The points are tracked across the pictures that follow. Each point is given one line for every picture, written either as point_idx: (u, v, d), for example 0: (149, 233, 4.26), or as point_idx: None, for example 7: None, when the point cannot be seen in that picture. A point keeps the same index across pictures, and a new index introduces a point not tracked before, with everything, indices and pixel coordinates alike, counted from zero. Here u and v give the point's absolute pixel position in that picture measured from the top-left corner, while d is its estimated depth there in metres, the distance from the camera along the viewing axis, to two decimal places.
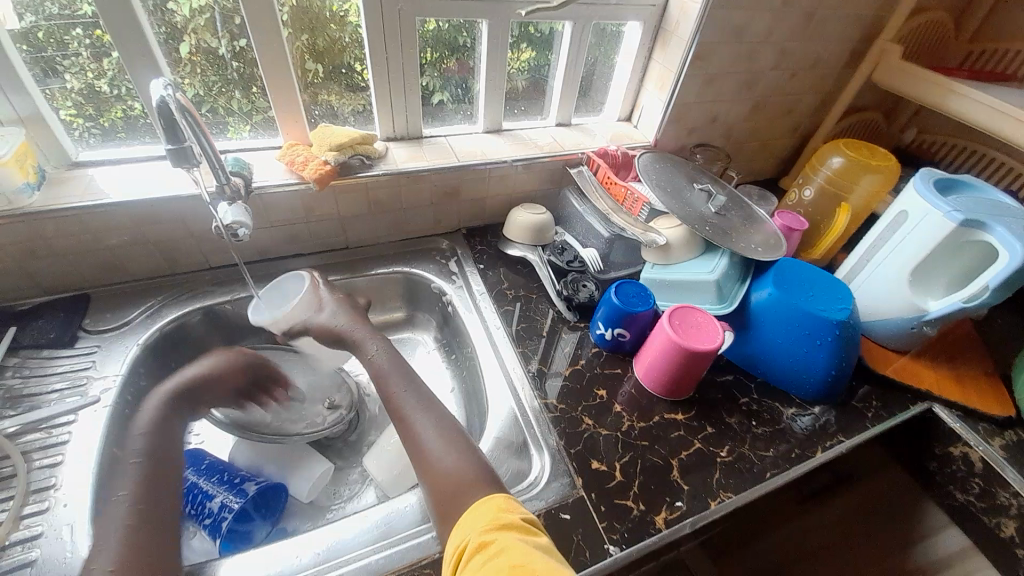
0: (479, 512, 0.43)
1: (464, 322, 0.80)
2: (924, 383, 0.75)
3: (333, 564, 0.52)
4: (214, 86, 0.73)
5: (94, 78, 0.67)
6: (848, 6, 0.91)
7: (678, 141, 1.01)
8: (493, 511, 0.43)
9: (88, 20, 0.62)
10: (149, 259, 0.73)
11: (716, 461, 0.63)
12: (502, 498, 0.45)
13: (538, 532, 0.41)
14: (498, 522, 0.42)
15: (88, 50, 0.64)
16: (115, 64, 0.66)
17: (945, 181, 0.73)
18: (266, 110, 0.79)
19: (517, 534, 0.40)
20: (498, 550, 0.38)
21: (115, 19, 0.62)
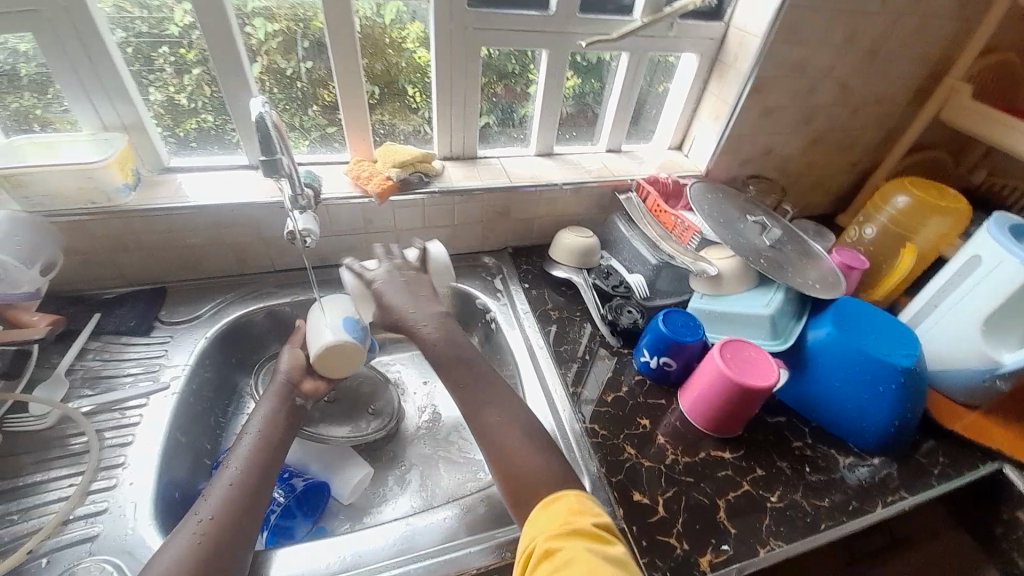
0: (550, 515, 0.46)
1: (507, 339, 0.80)
2: (995, 441, 0.69)
3: (368, 569, 0.52)
4: (280, 103, 0.79)
5: (175, 91, 0.73)
6: (914, 43, 0.89)
7: (729, 172, 1.00)
8: (564, 514, 0.45)
9: (174, 39, 0.69)
10: (219, 259, 0.79)
11: (765, 506, 0.60)
12: (575, 499, 0.47)
13: (609, 538, 0.42)
14: (569, 527, 0.44)
15: (172, 66, 0.71)
16: (194, 80, 0.73)
17: (1022, 228, 0.69)
18: (324, 127, 0.83)
19: (584, 542, 0.42)
20: (566, 557, 0.40)
21: (210, 43, 0.68)
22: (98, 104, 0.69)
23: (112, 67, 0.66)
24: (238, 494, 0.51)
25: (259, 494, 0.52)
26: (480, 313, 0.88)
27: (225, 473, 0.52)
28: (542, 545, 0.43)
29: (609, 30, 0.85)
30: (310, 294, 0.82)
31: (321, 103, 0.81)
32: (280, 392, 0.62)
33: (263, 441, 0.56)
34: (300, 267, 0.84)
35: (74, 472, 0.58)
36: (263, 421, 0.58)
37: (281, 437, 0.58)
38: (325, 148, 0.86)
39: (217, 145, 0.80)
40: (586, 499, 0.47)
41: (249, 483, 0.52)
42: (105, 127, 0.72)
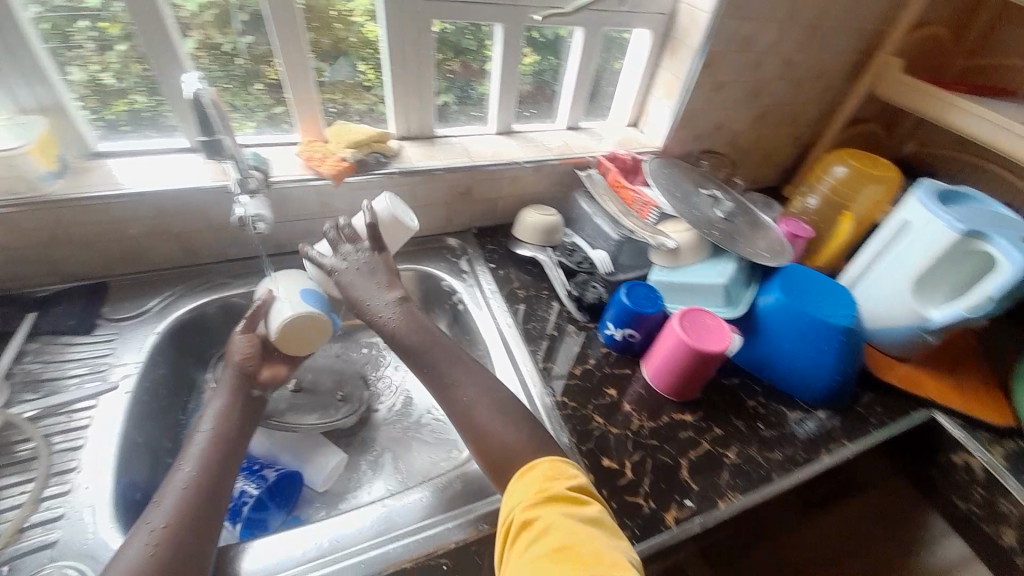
0: (528, 483, 0.48)
1: (475, 320, 0.81)
2: (925, 390, 0.77)
3: (348, 551, 0.53)
4: (219, 81, 0.73)
5: (99, 70, 0.66)
6: (850, 20, 0.93)
7: (685, 147, 1.03)
8: (540, 482, 0.47)
9: (95, 12, 0.62)
10: (164, 250, 0.74)
11: (724, 462, 0.64)
12: (551, 465, 0.49)
13: (584, 500, 0.45)
14: (547, 494, 0.46)
15: (94, 43, 0.64)
16: (120, 57, 0.66)
17: (948, 193, 0.75)
18: (270, 107, 0.79)
19: (561, 507, 0.45)
20: (543, 527, 0.43)
21: (136, 17, 0.63)
22: (8, 84, 0.62)
23: (21, 42, 0.60)
24: (194, 494, 0.49)
25: (218, 493, 0.51)
26: (447, 296, 0.87)
27: (179, 474, 0.51)
28: (523, 514, 0.45)
29: (563, 4, 0.84)
30: (267, 283, 0.79)
31: (266, 81, 0.76)
32: (233, 385, 0.60)
33: (218, 440, 0.54)
34: (252, 256, 0.80)
35: (22, 480, 0.55)
36: (216, 417, 0.56)
37: (238, 433, 0.57)
38: (272, 129, 0.81)
39: (152, 129, 0.74)
40: (562, 463, 0.50)
41: (207, 483, 0.50)
42: (21, 110, 0.65)
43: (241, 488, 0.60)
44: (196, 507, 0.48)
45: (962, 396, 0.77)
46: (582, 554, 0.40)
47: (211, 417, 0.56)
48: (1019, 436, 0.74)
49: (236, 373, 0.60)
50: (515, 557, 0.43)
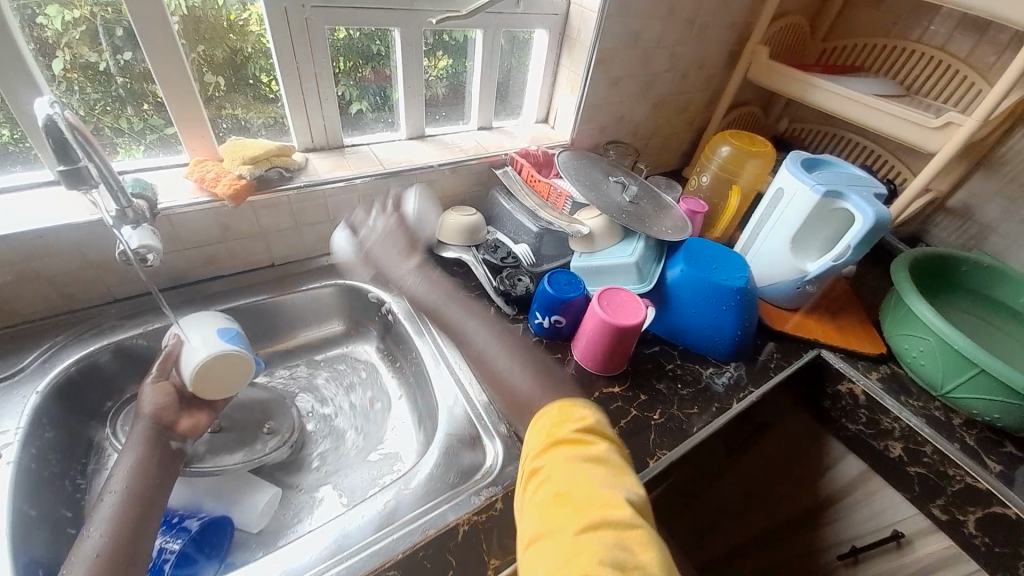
0: (537, 433, 0.49)
1: (406, 327, 0.81)
2: (813, 333, 0.88)
3: None
4: (97, 104, 0.68)
5: None
6: (721, 13, 1.04)
7: (592, 139, 1.09)
8: (547, 431, 0.49)
9: None
10: (42, 297, 0.66)
11: (650, 424, 0.69)
12: (558, 412, 0.50)
13: (585, 443, 0.46)
14: (553, 441, 0.47)
15: None
16: None
17: (811, 161, 0.86)
18: (159, 129, 0.73)
19: (563, 453, 0.46)
20: (545, 476, 0.44)
21: None
22: None
23: None
24: (109, 559, 0.45)
25: (133, 559, 0.46)
26: (375, 307, 0.86)
27: (83, 548, 0.46)
28: (532, 464, 0.47)
29: (460, 8, 0.86)
30: (170, 318, 0.73)
31: (150, 101, 0.70)
32: (148, 440, 0.56)
33: (130, 499, 0.50)
34: (147, 292, 0.74)
35: None
36: (127, 475, 0.52)
37: (154, 490, 0.53)
38: (160, 151, 0.76)
39: (13, 162, 0.66)
40: (572, 407, 0.51)
41: (121, 549, 0.46)
42: None
43: (160, 544, 0.55)
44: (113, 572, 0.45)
45: (843, 334, 0.89)
46: (577, 496, 0.42)
47: (121, 475, 0.52)
48: (889, 360, 0.86)
49: (150, 425, 0.57)
50: (527, 504, 0.45)
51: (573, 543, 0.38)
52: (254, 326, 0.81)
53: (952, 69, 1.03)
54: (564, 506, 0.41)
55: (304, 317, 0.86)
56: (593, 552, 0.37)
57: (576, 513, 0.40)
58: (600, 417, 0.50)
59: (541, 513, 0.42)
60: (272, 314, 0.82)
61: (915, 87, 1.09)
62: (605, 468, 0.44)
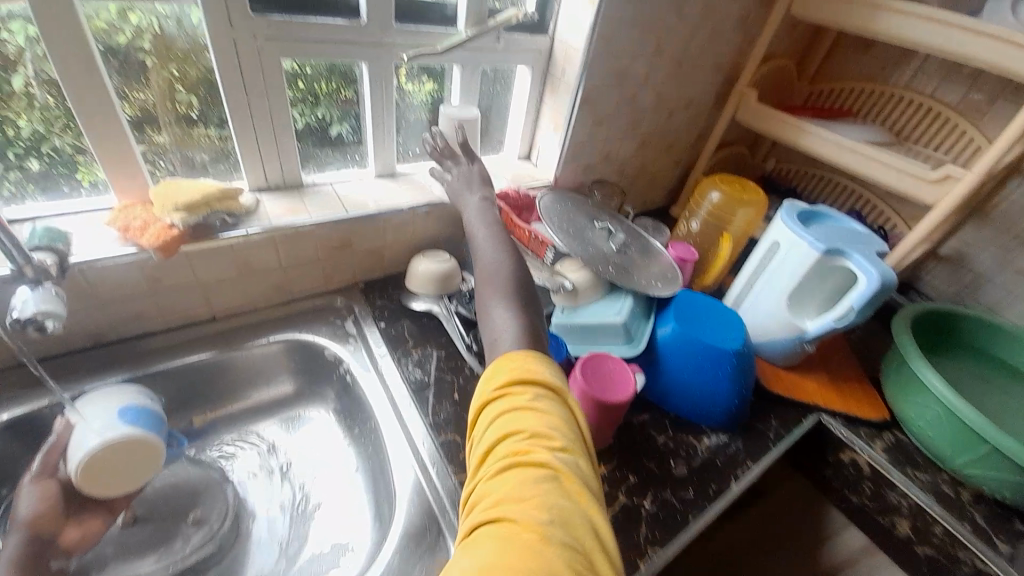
0: (478, 387, 0.47)
1: (364, 390, 0.71)
2: (812, 397, 0.81)
3: None
4: (61, 121, 0.60)
5: None
6: (709, 54, 1.00)
7: (576, 178, 1.02)
8: (483, 383, 0.46)
9: None
10: None
11: (641, 514, 0.61)
12: (492, 367, 0.46)
13: (510, 396, 0.43)
14: (483, 399, 0.45)
15: None
16: None
17: (806, 212, 0.81)
18: (72, 165, 0.63)
19: (491, 408, 0.44)
20: (476, 432, 0.44)
21: None
22: None
23: None
24: None
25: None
26: (331, 366, 0.76)
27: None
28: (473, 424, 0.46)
29: (435, 42, 0.79)
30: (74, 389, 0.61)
31: (62, 137, 0.61)
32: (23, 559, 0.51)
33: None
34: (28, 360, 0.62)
35: None
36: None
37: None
38: (66, 190, 0.65)
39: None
40: (507, 356, 0.46)
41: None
42: None
43: None
44: None
45: (844, 397, 0.82)
46: (496, 453, 0.40)
47: None
48: (893, 427, 0.80)
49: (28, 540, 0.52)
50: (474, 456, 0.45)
51: (492, 496, 0.38)
52: (185, 391, 0.70)
53: (942, 116, 1.01)
54: (491, 461, 0.41)
55: (247, 376, 0.74)
56: (508, 498, 0.37)
57: (496, 464, 0.40)
58: (537, 363, 0.45)
59: (476, 474, 0.42)
60: (207, 379, 0.71)
61: (906, 133, 1.07)
62: (529, 413, 0.41)
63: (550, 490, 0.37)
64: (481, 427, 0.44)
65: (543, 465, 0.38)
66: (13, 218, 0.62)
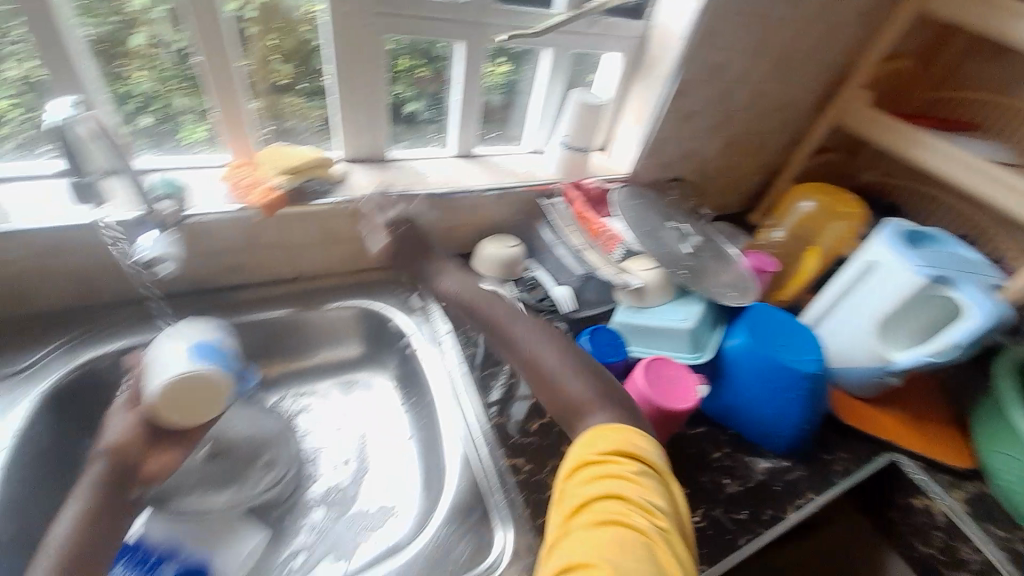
0: (573, 448, 0.48)
1: (423, 363, 0.74)
2: (890, 434, 0.74)
3: None
4: (169, 79, 0.66)
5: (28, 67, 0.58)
6: (819, 51, 0.92)
7: (653, 174, 0.99)
8: (581, 446, 0.48)
9: None
10: (59, 290, 0.64)
11: (689, 528, 0.59)
12: (592, 432, 0.48)
13: (614, 462, 0.45)
14: (581, 457, 0.47)
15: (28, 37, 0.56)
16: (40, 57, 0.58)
17: (912, 234, 0.73)
18: (186, 119, 0.70)
19: (588, 469, 0.45)
20: (568, 490, 0.45)
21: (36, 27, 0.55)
22: None
23: None
24: None
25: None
26: (394, 337, 0.79)
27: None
28: (561, 479, 0.47)
29: (532, 24, 0.79)
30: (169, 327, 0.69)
31: (183, 93, 0.67)
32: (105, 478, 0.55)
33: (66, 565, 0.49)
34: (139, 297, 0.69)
35: None
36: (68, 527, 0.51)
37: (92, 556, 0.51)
38: (178, 145, 0.72)
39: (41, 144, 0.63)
40: (610, 425, 0.49)
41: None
42: None
43: None
44: None
45: (928, 439, 0.75)
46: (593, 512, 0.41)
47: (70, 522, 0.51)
48: (978, 477, 0.72)
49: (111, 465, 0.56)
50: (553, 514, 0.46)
51: (585, 551, 0.39)
52: (261, 341, 0.75)
53: None
54: (586, 515, 0.42)
55: (320, 336, 0.79)
56: (604, 555, 0.38)
57: (593, 518, 0.41)
58: (639, 440, 0.47)
59: (563, 530, 0.42)
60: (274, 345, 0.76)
61: None
62: (633, 483, 0.43)
63: (648, 561, 0.38)
64: (573, 486, 0.45)
65: (639, 532, 0.39)
66: (142, 166, 0.69)
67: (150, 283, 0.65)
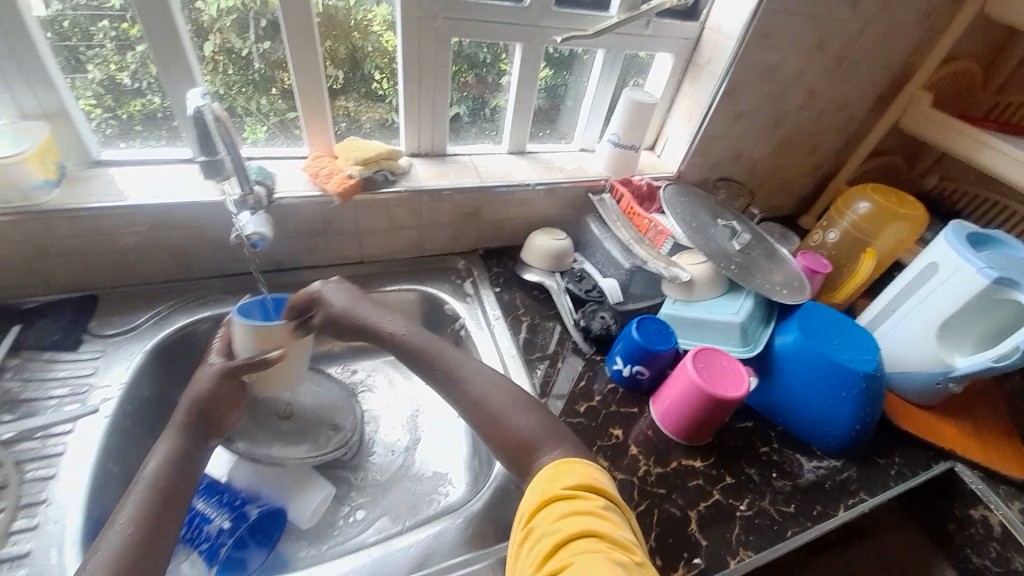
0: (531, 488, 0.46)
1: (476, 345, 0.78)
2: (947, 441, 0.72)
3: None
4: (234, 86, 0.72)
5: (116, 70, 0.66)
6: (879, 51, 0.91)
7: (701, 173, 1.00)
8: (543, 485, 0.46)
9: (116, 13, 0.62)
10: (160, 263, 0.72)
11: (735, 515, 0.60)
12: (552, 469, 0.47)
13: (585, 497, 0.44)
14: (544, 494, 0.45)
15: (112, 43, 0.64)
16: (139, 58, 0.66)
17: (975, 236, 0.71)
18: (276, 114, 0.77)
19: (558, 507, 0.44)
20: (541, 530, 0.42)
21: (155, 33, 0.63)
22: (18, 89, 0.63)
23: (29, 46, 0.60)
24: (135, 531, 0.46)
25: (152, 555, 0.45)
26: (449, 319, 0.85)
27: (106, 539, 0.44)
28: (525, 521, 0.45)
29: (586, 27, 0.82)
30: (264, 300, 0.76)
31: (273, 90, 0.74)
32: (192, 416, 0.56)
33: (156, 495, 0.48)
34: (224, 274, 0.77)
35: None
36: (156, 465, 0.51)
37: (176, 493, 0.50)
38: (279, 141, 0.80)
39: (155, 135, 0.73)
40: (570, 461, 0.48)
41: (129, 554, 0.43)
42: (27, 113, 0.65)
43: (218, 526, 0.56)
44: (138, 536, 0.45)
45: (986, 449, 0.73)
46: (575, 551, 0.40)
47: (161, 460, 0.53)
48: None
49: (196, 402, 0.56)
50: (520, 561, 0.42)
51: None
52: None
53: None
54: (567, 554, 0.40)
55: None
56: None
57: (576, 557, 0.39)
58: (598, 474, 0.47)
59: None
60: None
61: None
62: (606, 518, 0.42)
63: None
64: (543, 527, 0.43)
65: (624, 567, 0.38)
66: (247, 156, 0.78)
67: (251, 259, 0.73)
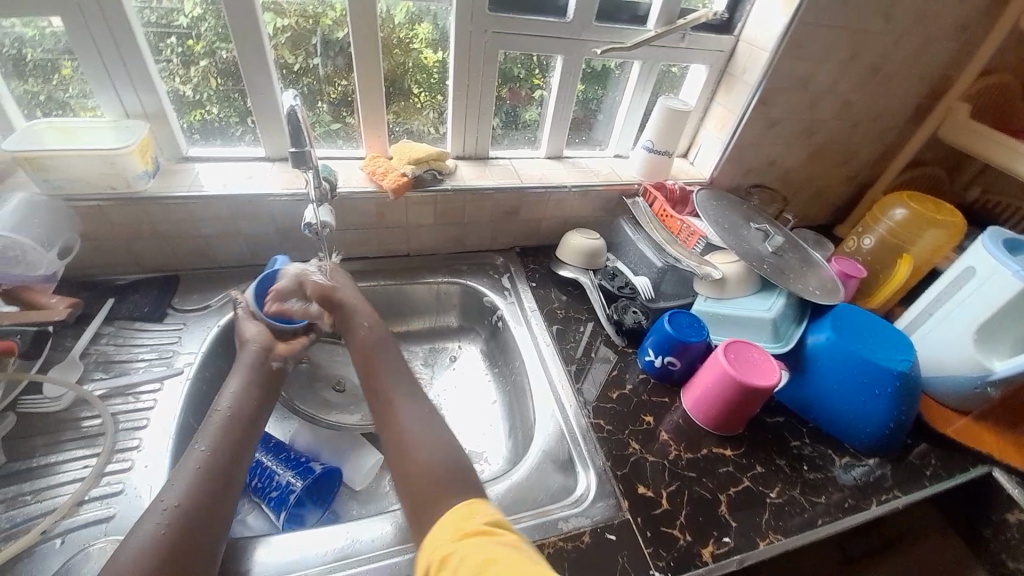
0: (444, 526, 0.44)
1: (514, 335, 0.82)
2: (985, 446, 0.72)
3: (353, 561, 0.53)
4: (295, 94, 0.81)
5: (180, 83, 0.75)
6: (915, 62, 0.92)
7: (733, 180, 1.02)
8: (457, 521, 0.44)
9: (182, 31, 0.70)
10: (232, 250, 0.81)
11: (766, 501, 0.62)
12: (465, 508, 0.45)
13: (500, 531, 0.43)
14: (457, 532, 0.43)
15: (178, 57, 0.73)
16: (201, 72, 0.75)
17: (1014, 242, 0.71)
18: (329, 124, 0.85)
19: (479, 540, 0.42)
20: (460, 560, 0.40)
21: (243, 53, 0.72)
22: (121, 92, 0.72)
23: (135, 54, 0.69)
24: (215, 462, 0.52)
25: (231, 472, 0.52)
26: (487, 311, 0.90)
27: (190, 457, 0.52)
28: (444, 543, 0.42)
29: (625, 39, 0.87)
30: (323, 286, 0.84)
31: (328, 99, 0.82)
32: (258, 365, 0.62)
33: (230, 420, 0.56)
34: None
35: (88, 454, 0.60)
36: (236, 395, 0.58)
37: (247, 436, 0.56)
38: (337, 143, 0.88)
39: (221, 139, 0.82)
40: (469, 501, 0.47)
41: (220, 469, 0.51)
42: (127, 114, 0.74)
43: (287, 479, 0.62)
44: (218, 463, 0.52)
45: None
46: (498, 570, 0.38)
47: (229, 394, 0.58)
48: None
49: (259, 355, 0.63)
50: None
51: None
52: (385, 304, 0.90)
53: None
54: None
55: (425, 305, 0.92)
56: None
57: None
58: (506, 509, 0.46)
59: None
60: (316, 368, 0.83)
61: None
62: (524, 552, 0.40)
63: None
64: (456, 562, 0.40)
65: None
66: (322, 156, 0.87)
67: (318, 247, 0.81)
